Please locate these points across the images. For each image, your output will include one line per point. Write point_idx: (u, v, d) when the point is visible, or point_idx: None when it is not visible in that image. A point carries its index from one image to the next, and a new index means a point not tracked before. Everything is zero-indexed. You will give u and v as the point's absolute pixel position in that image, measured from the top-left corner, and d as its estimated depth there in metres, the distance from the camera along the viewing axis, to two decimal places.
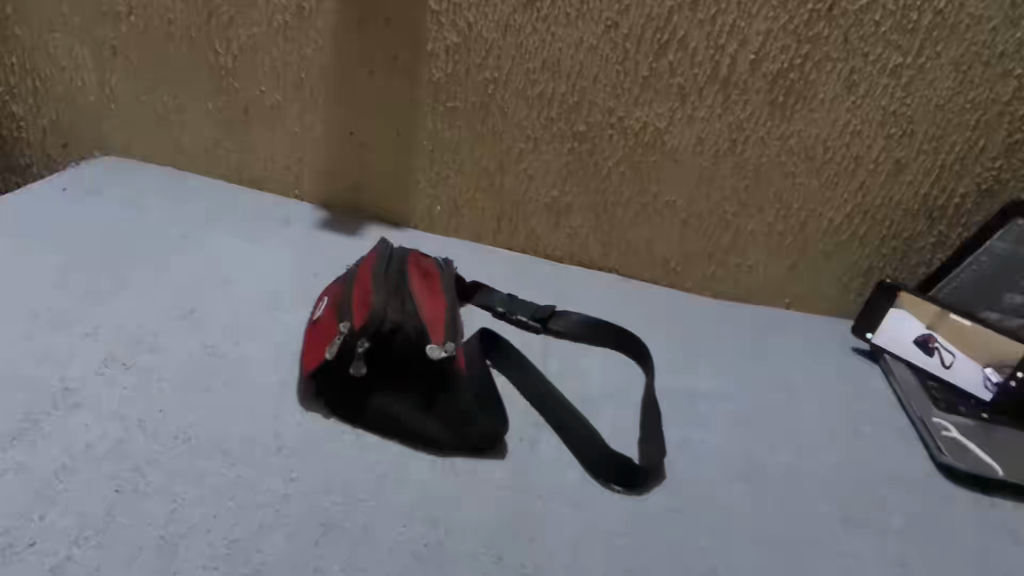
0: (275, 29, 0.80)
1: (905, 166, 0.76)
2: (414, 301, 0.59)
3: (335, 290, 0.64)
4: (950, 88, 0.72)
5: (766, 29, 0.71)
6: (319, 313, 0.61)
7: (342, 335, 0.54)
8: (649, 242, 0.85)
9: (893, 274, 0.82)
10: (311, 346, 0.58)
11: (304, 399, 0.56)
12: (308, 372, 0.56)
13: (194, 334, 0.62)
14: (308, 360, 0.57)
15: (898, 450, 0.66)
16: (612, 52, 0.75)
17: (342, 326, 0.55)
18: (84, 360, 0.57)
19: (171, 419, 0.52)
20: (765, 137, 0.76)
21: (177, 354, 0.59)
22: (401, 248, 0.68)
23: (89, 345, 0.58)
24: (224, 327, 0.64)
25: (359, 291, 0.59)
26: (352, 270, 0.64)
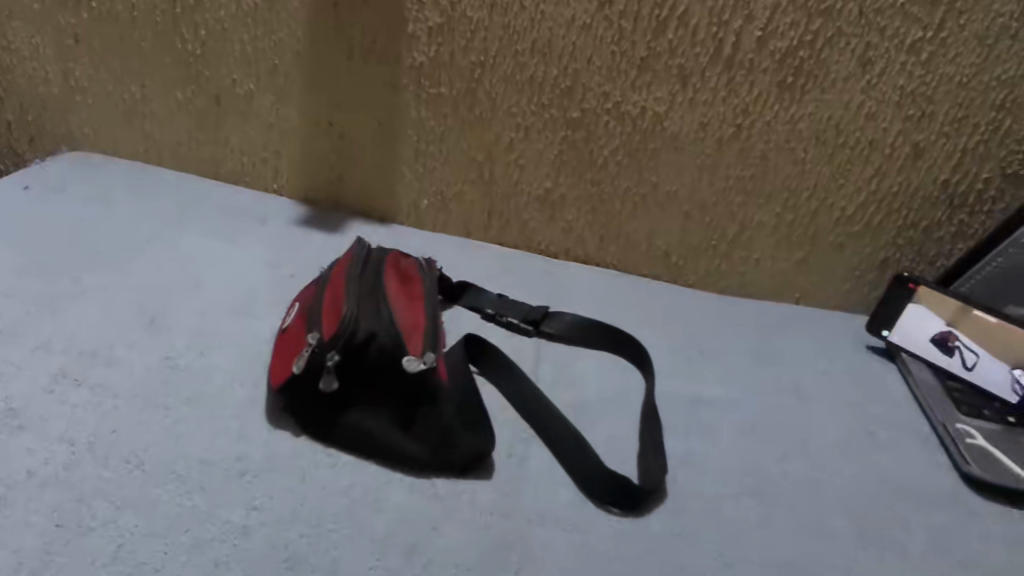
0: (244, 13, 0.75)
1: (924, 150, 0.70)
2: (392, 306, 0.54)
3: (307, 295, 0.59)
4: (973, 64, 0.66)
5: (774, 3, 0.65)
6: (289, 320, 0.57)
7: (311, 347, 0.50)
8: (649, 235, 0.80)
9: (910, 266, 0.77)
10: (280, 358, 0.54)
11: (275, 414, 0.53)
12: (275, 387, 0.53)
13: (155, 345, 0.58)
14: (276, 374, 0.53)
15: (916, 458, 0.61)
16: (606, 32, 0.69)
17: (311, 338, 0.51)
18: (33, 376, 0.53)
19: (124, 439, 0.49)
20: (772, 122, 0.71)
21: (134, 367, 0.56)
22: (380, 248, 0.63)
23: (41, 360, 0.55)
24: (189, 335, 0.60)
25: (331, 297, 0.55)
26: (326, 273, 0.60)
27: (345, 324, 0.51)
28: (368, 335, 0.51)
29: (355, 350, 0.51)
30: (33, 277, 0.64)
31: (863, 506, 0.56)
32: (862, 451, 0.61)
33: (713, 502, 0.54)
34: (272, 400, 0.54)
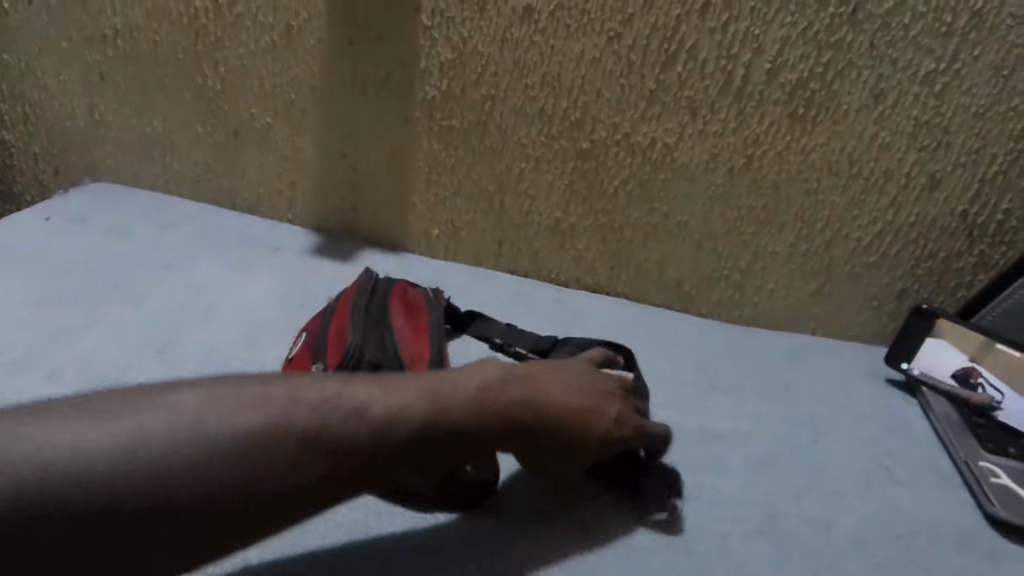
0: (262, 50, 0.77)
1: (941, 180, 0.69)
2: (396, 337, 0.54)
3: (311, 325, 0.59)
4: (989, 95, 0.65)
5: (783, 36, 0.66)
6: (296, 349, 0.58)
7: None
8: (660, 265, 0.79)
9: (929, 298, 0.75)
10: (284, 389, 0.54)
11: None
12: None
13: (162, 376, 0.59)
14: None
15: (937, 498, 0.58)
16: (616, 66, 0.70)
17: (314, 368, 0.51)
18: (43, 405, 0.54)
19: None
20: (784, 153, 0.70)
21: None
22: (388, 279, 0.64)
23: (51, 388, 0.56)
24: (198, 364, 0.61)
25: (337, 329, 0.55)
26: (333, 303, 0.61)
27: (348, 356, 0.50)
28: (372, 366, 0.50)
29: None
30: (51, 306, 0.66)
31: (875, 543, 0.54)
32: (881, 489, 0.59)
33: (723, 541, 0.52)
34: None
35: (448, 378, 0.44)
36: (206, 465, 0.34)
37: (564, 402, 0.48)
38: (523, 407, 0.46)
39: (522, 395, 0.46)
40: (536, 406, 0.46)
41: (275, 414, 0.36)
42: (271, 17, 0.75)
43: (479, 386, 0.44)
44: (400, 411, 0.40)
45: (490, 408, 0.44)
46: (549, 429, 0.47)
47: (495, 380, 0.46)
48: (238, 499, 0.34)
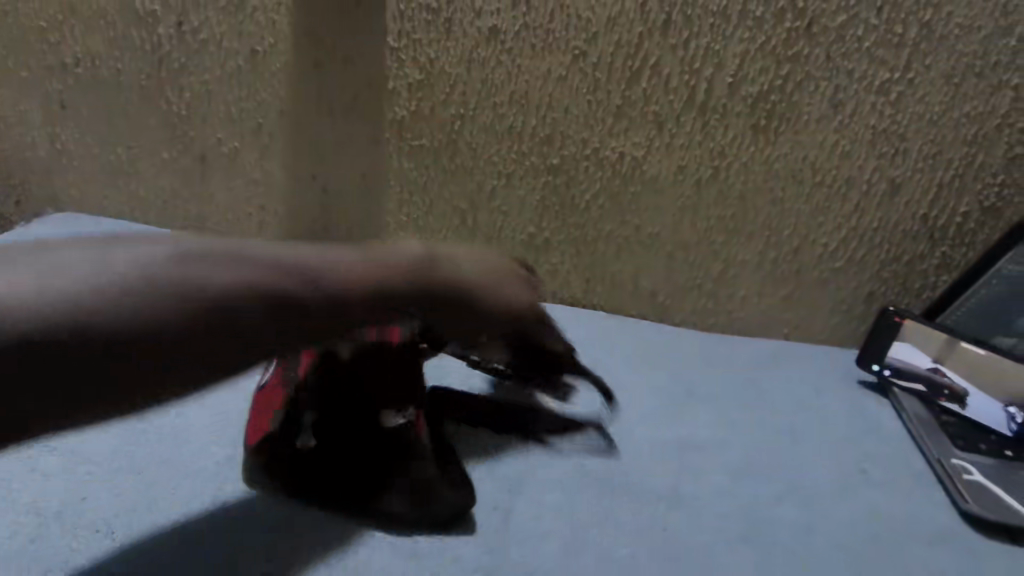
0: (228, 75, 0.76)
1: (901, 186, 0.71)
2: None
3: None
4: (942, 102, 0.67)
5: (742, 51, 0.67)
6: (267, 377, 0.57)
7: (286, 402, 0.51)
8: (634, 277, 0.80)
9: (896, 300, 0.76)
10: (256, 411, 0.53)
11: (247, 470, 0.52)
12: (251, 446, 0.53)
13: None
14: (251, 432, 0.53)
15: (914, 498, 0.59)
16: (582, 83, 0.71)
17: (288, 388, 0.51)
18: None
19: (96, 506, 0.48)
20: (749, 163, 0.72)
21: (108, 431, 0.56)
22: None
23: None
24: None
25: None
26: None
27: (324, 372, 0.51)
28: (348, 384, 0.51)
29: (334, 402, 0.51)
30: None
31: (854, 541, 0.54)
32: (857, 490, 0.59)
33: (707, 551, 0.51)
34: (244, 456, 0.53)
35: (375, 254, 0.43)
36: (152, 311, 0.33)
37: (480, 289, 0.49)
38: (441, 286, 0.46)
39: (440, 275, 0.46)
40: (454, 288, 0.46)
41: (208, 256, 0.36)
42: (235, 42, 0.75)
43: (401, 263, 0.44)
44: (337, 282, 0.39)
45: (411, 288, 0.44)
46: (469, 312, 0.48)
47: (419, 261, 0.45)
48: (183, 337, 0.33)
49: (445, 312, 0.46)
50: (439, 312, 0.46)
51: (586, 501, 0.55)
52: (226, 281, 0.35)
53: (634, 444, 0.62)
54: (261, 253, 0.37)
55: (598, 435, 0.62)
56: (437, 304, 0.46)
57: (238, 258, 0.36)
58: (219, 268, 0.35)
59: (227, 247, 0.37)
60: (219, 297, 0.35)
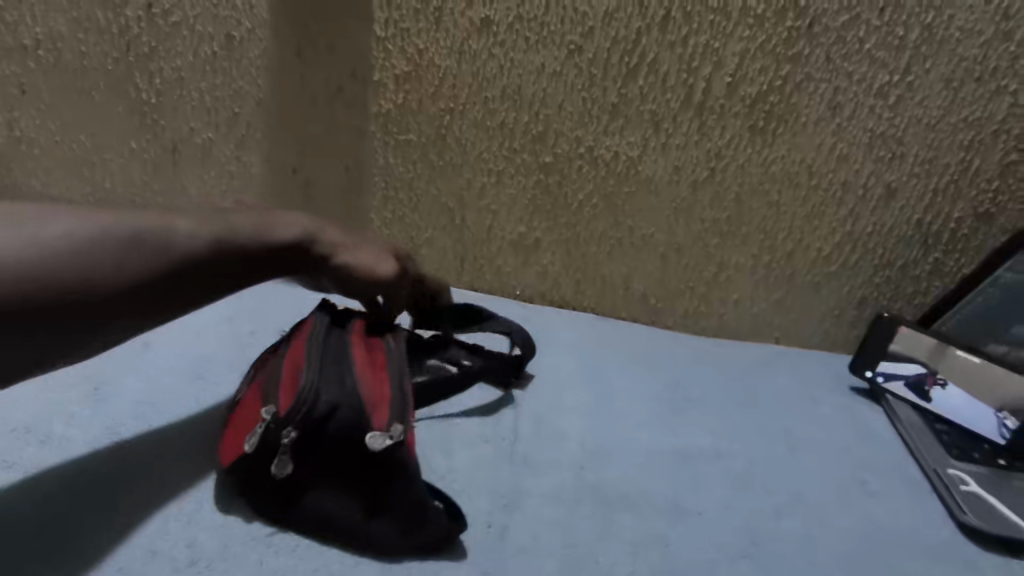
0: (202, 61, 0.72)
1: (897, 190, 0.70)
2: (355, 373, 0.49)
3: (268, 360, 0.55)
4: (940, 107, 0.66)
5: (742, 50, 0.65)
6: (245, 391, 0.53)
7: (266, 423, 0.46)
8: (627, 279, 0.78)
9: (888, 305, 0.75)
10: (233, 438, 0.50)
11: (222, 497, 0.50)
12: (226, 468, 0.49)
13: (98, 418, 0.55)
14: (228, 452, 0.49)
15: (910, 509, 0.58)
16: (577, 78, 0.69)
17: (265, 413, 0.47)
18: None
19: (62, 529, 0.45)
20: (745, 165, 0.70)
21: (73, 445, 0.52)
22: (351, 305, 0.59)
23: None
24: (138, 403, 0.57)
25: (291, 363, 0.51)
26: (287, 340, 0.55)
27: (303, 396, 0.46)
28: (329, 408, 0.47)
29: (314, 425, 0.46)
30: None
31: (855, 556, 0.53)
32: (855, 500, 0.58)
33: (708, 567, 0.50)
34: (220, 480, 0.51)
35: (230, 217, 0.47)
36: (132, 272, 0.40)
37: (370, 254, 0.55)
38: (302, 241, 0.51)
39: (298, 229, 0.51)
40: (313, 239, 0.51)
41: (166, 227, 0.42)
42: (210, 26, 0.70)
43: (257, 222, 0.49)
44: (202, 241, 0.43)
45: (273, 240, 0.49)
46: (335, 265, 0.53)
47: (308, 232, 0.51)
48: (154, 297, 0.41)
49: (305, 264, 0.52)
50: (304, 264, 0.52)
51: (584, 517, 0.53)
52: (122, 254, 0.39)
53: (630, 456, 0.60)
54: (133, 224, 0.41)
55: (594, 447, 0.60)
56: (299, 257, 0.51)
57: (116, 227, 0.40)
58: (107, 239, 0.39)
59: (103, 218, 0.40)
60: (118, 265, 0.39)
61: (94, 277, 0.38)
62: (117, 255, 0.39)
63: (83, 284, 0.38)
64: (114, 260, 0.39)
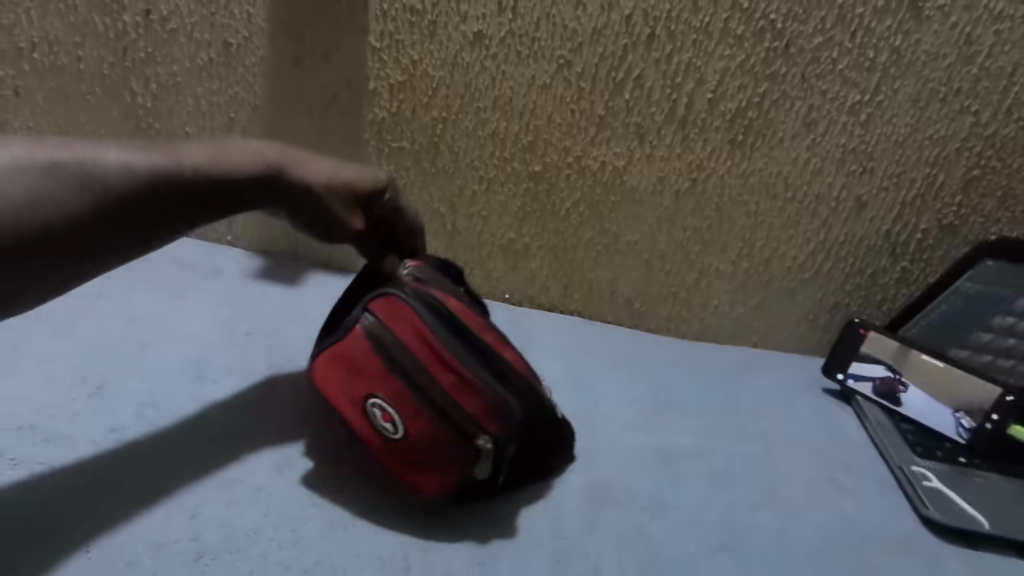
0: (198, 68, 0.73)
1: (867, 204, 0.73)
2: (501, 356, 0.53)
3: (383, 381, 0.51)
4: (908, 124, 0.70)
5: (723, 67, 0.68)
6: (398, 420, 0.50)
7: (490, 449, 0.49)
8: (612, 283, 0.81)
9: (859, 311, 0.79)
10: (416, 466, 0.50)
11: (390, 516, 0.52)
12: (432, 493, 0.51)
13: (101, 417, 0.57)
14: (436, 481, 0.50)
15: (876, 503, 0.62)
16: (565, 91, 0.71)
17: (485, 442, 0.49)
18: None
19: (72, 524, 0.47)
20: (725, 176, 0.74)
21: (76, 444, 0.54)
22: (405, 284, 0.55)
23: None
24: (139, 402, 0.59)
25: (442, 381, 0.50)
26: (403, 349, 0.50)
27: (509, 415, 0.50)
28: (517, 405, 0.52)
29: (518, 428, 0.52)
30: None
31: (825, 548, 0.56)
32: (826, 495, 0.62)
33: (688, 559, 0.53)
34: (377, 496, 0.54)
35: (184, 148, 0.49)
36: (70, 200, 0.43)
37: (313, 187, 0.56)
38: (268, 172, 0.53)
39: (261, 161, 0.53)
40: (275, 173, 0.53)
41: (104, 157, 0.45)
42: (207, 34, 0.72)
43: (216, 153, 0.50)
44: (141, 176, 0.46)
45: (234, 171, 0.51)
46: (308, 195, 0.55)
47: (253, 163, 0.52)
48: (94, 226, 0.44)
49: (271, 190, 0.54)
50: (254, 192, 0.53)
51: (572, 511, 0.55)
52: (41, 185, 0.42)
53: (615, 455, 0.63)
54: (71, 157, 0.43)
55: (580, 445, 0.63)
56: (265, 186, 0.53)
57: (48, 159, 0.43)
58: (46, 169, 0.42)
59: (16, 149, 0.42)
60: (61, 200, 0.42)
61: (8, 213, 0.40)
62: (34, 186, 0.42)
63: (18, 221, 0.41)
64: (46, 192, 0.42)
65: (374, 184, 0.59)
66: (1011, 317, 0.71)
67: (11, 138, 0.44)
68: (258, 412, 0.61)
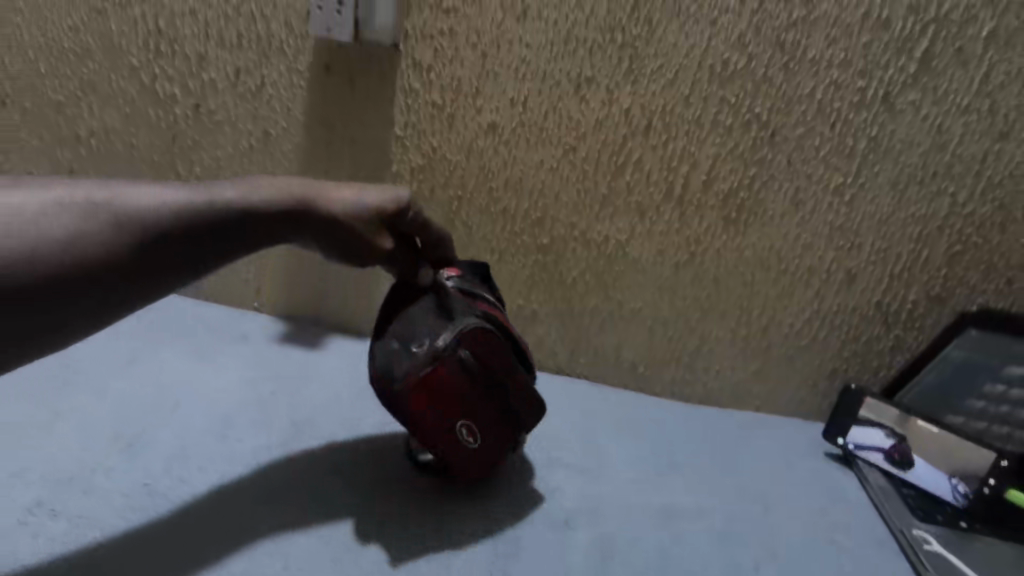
0: (239, 153, 0.81)
1: (858, 276, 0.78)
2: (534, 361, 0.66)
3: (472, 406, 0.59)
4: (890, 204, 0.75)
5: (715, 153, 0.74)
6: (474, 427, 0.60)
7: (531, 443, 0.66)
8: (617, 347, 0.85)
9: (856, 376, 0.82)
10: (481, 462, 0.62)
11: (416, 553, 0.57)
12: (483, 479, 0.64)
13: (132, 471, 0.63)
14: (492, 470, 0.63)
15: (876, 567, 0.63)
16: (571, 173, 0.78)
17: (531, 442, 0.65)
18: (6, 508, 0.57)
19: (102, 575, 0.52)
20: (721, 250, 0.79)
21: (109, 497, 0.59)
22: (472, 312, 0.61)
23: (17, 489, 0.59)
24: (167, 458, 0.65)
25: (518, 399, 0.62)
26: (482, 370, 0.59)
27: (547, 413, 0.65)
28: None
29: None
30: (21, 403, 0.70)
31: None
32: (827, 557, 0.63)
33: None
34: (417, 532, 0.60)
35: (218, 185, 0.53)
36: (107, 237, 0.46)
37: (340, 219, 0.59)
38: (298, 206, 0.57)
39: (292, 197, 0.56)
40: (305, 208, 0.57)
41: (141, 197, 0.48)
42: (249, 124, 0.79)
43: (247, 190, 0.54)
44: (176, 214, 0.49)
45: (265, 206, 0.55)
46: (338, 224, 0.59)
47: (283, 198, 0.56)
48: (129, 262, 0.47)
49: (299, 223, 0.57)
50: (284, 225, 0.56)
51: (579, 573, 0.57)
52: (79, 226, 0.45)
53: (621, 514, 0.65)
54: (109, 199, 0.47)
55: (586, 503, 0.66)
56: (296, 218, 0.57)
57: (85, 200, 0.46)
58: (82, 209, 0.46)
59: (60, 191, 0.46)
60: (97, 239, 0.46)
61: (49, 251, 0.44)
62: (73, 227, 0.45)
63: (56, 257, 0.44)
64: (83, 232, 0.45)
65: (397, 207, 0.62)
66: (1000, 384, 0.74)
67: (53, 179, 0.48)
68: (277, 469, 0.65)
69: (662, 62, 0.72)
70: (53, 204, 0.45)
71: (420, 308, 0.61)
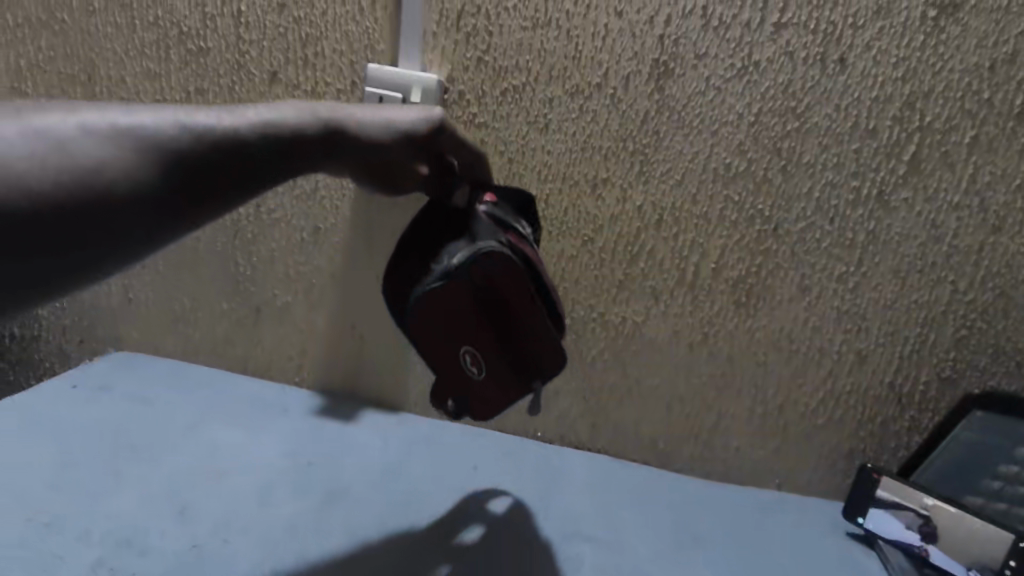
0: (292, 244, 0.91)
1: (868, 357, 0.81)
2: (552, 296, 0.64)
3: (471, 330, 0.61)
4: (894, 291, 0.79)
5: (723, 243, 0.81)
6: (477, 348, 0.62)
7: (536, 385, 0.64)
8: (637, 422, 0.89)
9: (873, 455, 0.84)
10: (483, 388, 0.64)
11: None
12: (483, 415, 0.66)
13: (182, 534, 0.68)
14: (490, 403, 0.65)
15: None
16: (590, 260, 0.84)
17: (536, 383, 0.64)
18: (72, 567, 0.63)
19: None
20: (734, 331, 0.84)
21: (162, 558, 0.65)
22: (496, 236, 0.62)
23: (82, 549, 0.65)
24: (214, 522, 0.70)
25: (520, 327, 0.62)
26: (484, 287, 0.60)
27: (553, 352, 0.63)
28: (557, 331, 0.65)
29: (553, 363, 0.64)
30: (84, 467, 0.77)
31: None
32: None
33: None
34: None
35: (246, 110, 0.51)
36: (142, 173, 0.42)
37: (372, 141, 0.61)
38: (330, 130, 0.57)
39: (323, 119, 0.57)
40: (337, 130, 0.58)
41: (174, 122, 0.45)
42: (302, 220, 0.89)
43: (276, 113, 0.54)
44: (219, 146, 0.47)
45: (302, 131, 0.55)
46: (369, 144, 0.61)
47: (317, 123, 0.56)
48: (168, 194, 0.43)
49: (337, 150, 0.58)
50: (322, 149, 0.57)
51: None
52: (110, 153, 0.40)
53: None
54: (136, 125, 0.42)
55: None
56: (330, 140, 0.57)
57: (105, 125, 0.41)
58: (108, 139, 0.41)
59: (84, 114, 0.40)
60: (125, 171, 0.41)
61: (79, 180, 0.38)
62: (98, 153, 0.40)
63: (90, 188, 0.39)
64: (110, 160, 0.40)
65: (429, 127, 0.66)
66: (1015, 465, 0.76)
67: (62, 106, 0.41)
68: (313, 535, 0.70)
69: (670, 166, 0.79)
70: (68, 128, 0.39)
71: (449, 236, 0.65)
